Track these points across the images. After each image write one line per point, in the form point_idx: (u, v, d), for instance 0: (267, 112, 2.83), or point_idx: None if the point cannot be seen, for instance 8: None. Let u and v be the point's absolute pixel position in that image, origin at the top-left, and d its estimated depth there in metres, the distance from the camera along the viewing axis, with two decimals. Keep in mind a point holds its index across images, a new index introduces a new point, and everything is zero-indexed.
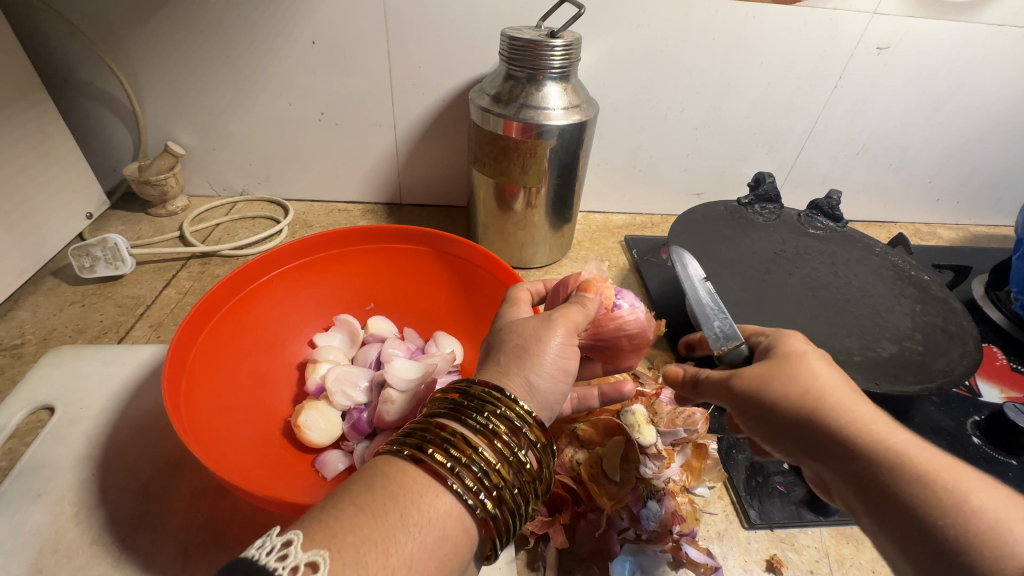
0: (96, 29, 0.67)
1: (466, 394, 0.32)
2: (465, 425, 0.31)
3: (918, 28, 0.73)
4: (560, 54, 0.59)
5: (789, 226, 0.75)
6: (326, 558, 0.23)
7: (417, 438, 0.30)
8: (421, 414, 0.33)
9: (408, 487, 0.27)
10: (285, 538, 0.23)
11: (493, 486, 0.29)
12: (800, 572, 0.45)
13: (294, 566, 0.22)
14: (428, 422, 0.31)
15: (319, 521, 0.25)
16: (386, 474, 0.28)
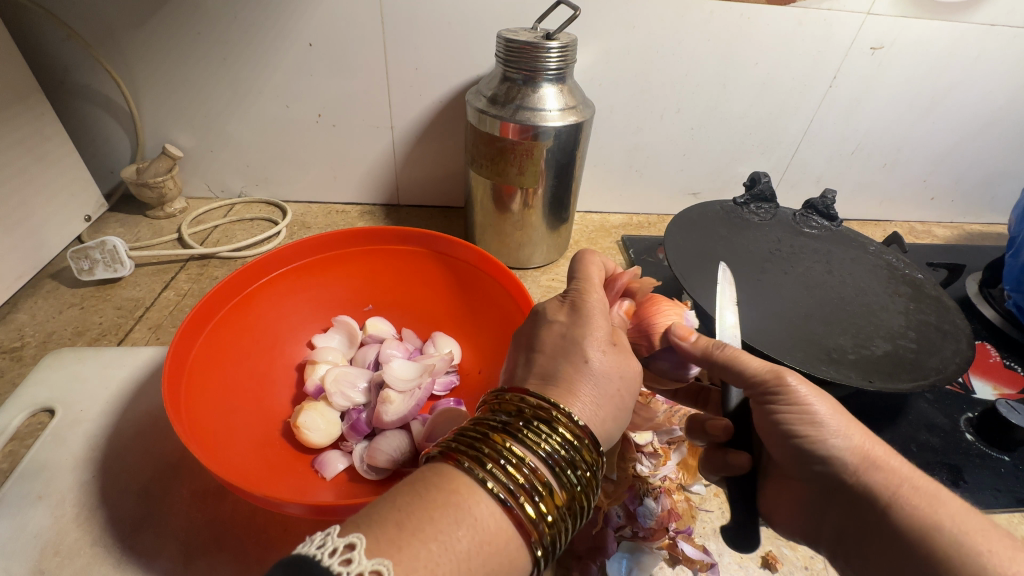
0: (92, 31, 0.67)
1: (557, 432, 0.31)
2: (547, 465, 0.30)
3: (912, 27, 0.74)
4: (555, 56, 0.59)
5: (784, 225, 0.75)
6: (390, 569, 0.23)
7: (508, 473, 0.28)
8: (505, 434, 0.31)
9: (493, 536, 0.27)
10: (348, 542, 0.24)
11: (560, 531, 0.29)
12: (795, 568, 0.46)
13: (359, 572, 0.23)
14: (513, 448, 0.30)
15: (395, 544, 0.24)
16: (470, 509, 0.27)
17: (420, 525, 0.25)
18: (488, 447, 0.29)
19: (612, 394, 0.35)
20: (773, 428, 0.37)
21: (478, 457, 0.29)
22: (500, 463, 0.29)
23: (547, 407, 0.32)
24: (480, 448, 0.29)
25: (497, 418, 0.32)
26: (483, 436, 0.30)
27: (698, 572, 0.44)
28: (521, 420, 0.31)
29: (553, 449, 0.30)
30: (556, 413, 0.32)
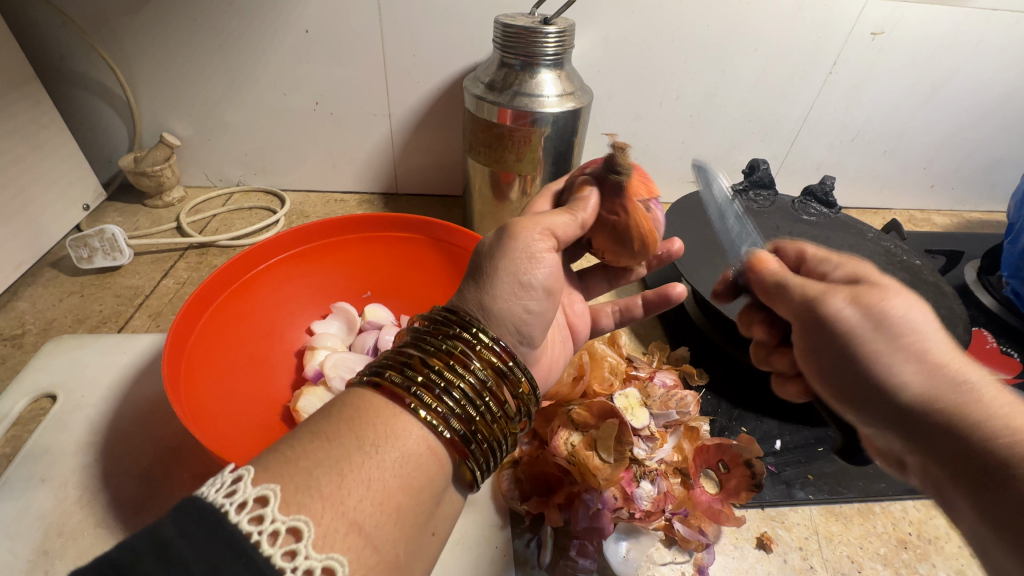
0: (87, 18, 0.66)
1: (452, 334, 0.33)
2: (449, 363, 0.31)
3: (913, 13, 0.73)
4: (553, 41, 0.59)
5: (783, 212, 0.75)
6: (276, 491, 0.23)
7: (405, 377, 0.30)
8: (407, 347, 0.33)
9: (377, 426, 0.27)
10: (234, 475, 0.23)
11: (473, 424, 0.30)
12: (790, 549, 0.46)
13: (242, 501, 0.22)
14: (413, 356, 0.31)
15: (284, 473, 0.24)
16: (363, 414, 0.28)
17: (305, 439, 0.26)
18: (389, 358, 0.31)
19: (520, 282, 0.36)
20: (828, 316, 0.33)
21: (378, 367, 0.31)
22: (398, 370, 0.30)
23: (445, 315, 0.34)
24: (382, 360, 0.31)
25: (405, 337, 0.34)
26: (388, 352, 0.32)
27: (693, 552, 0.45)
28: (424, 332, 0.33)
29: (453, 351, 0.32)
30: (450, 320, 0.33)
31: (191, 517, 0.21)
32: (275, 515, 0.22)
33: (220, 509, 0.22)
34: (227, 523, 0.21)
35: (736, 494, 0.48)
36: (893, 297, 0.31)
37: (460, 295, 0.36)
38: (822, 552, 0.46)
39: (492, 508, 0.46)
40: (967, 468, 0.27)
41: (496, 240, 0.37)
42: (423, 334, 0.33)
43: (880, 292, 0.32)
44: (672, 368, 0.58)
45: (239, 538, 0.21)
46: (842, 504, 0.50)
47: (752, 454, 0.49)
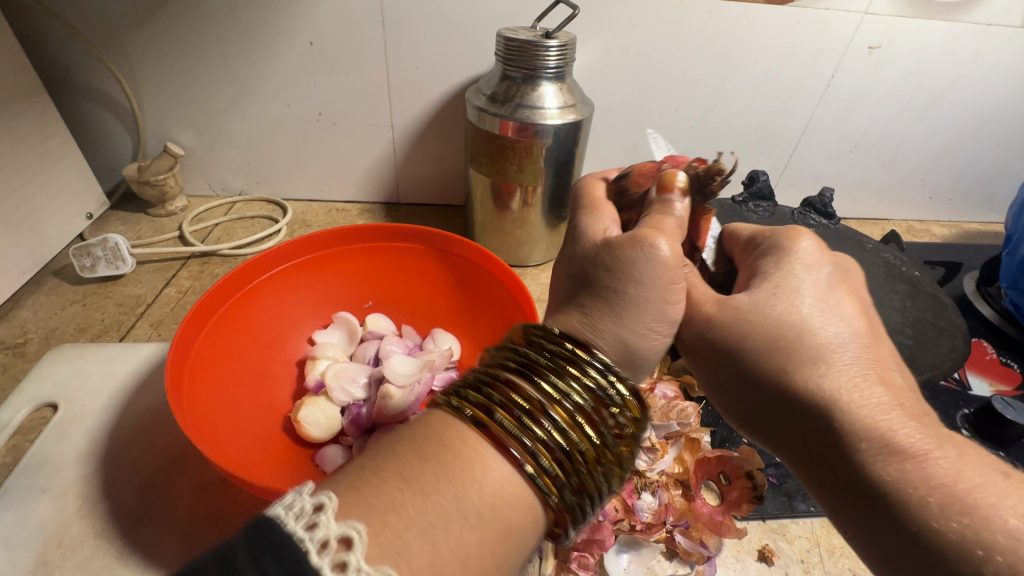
0: (95, 30, 0.67)
1: (557, 374, 0.30)
2: (557, 415, 0.28)
3: (909, 27, 0.74)
4: (554, 55, 0.60)
5: (783, 223, 0.73)
6: (361, 534, 0.22)
7: (524, 426, 0.27)
8: (508, 375, 0.30)
9: (466, 465, 0.26)
10: (317, 503, 0.23)
11: (585, 487, 0.28)
12: (791, 562, 0.46)
13: (324, 540, 0.21)
14: (528, 396, 0.28)
15: (368, 508, 0.23)
16: (452, 457, 0.26)
17: (396, 488, 0.24)
18: (498, 395, 0.28)
19: (660, 309, 0.35)
20: (760, 330, 0.34)
21: (486, 405, 0.28)
22: (512, 414, 0.27)
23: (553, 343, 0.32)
24: (490, 395, 0.28)
25: (514, 360, 0.31)
26: (496, 381, 0.29)
27: (694, 564, 0.45)
28: (537, 362, 0.31)
29: (567, 397, 0.29)
30: (571, 351, 0.31)
31: (268, 547, 0.21)
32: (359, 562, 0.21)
33: (299, 545, 0.21)
34: (307, 562, 0.20)
35: (738, 506, 0.48)
36: (793, 293, 0.35)
37: (592, 326, 0.34)
38: (823, 565, 0.46)
39: None
40: (852, 490, 0.30)
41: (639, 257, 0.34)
42: (539, 365, 0.30)
43: (777, 289, 0.35)
44: (670, 377, 0.58)
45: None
46: None
47: (754, 466, 0.48)
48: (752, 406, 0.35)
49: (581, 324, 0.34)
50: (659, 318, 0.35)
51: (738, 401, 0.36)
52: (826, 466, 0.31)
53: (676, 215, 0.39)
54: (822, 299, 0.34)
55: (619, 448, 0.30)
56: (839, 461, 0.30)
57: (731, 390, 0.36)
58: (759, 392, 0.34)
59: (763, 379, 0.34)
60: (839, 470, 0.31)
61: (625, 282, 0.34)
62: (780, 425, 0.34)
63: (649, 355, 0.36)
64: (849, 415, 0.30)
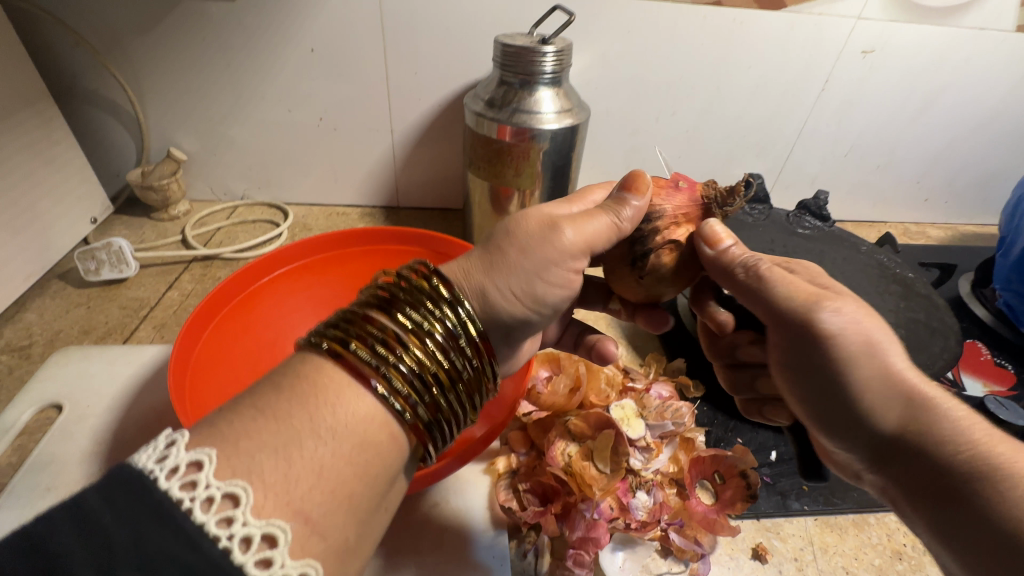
0: (99, 37, 0.68)
1: (417, 306, 0.31)
2: (416, 342, 0.30)
3: (901, 32, 0.75)
4: (551, 60, 0.61)
5: (778, 225, 0.74)
6: (246, 491, 0.22)
7: (373, 354, 0.28)
8: (359, 308, 0.31)
9: (324, 387, 0.27)
10: (193, 460, 0.22)
11: (440, 409, 0.30)
12: (785, 560, 0.46)
13: (209, 497, 0.21)
14: (383, 327, 0.29)
15: (234, 454, 0.23)
16: (310, 379, 0.27)
17: (248, 419, 0.25)
18: (355, 327, 0.29)
19: (526, 277, 0.36)
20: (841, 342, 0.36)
21: (343, 337, 0.29)
22: (367, 343, 0.28)
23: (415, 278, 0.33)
24: (346, 329, 0.29)
25: (375, 297, 0.32)
26: (353, 316, 0.30)
27: (689, 562, 0.46)
28: (400, 298, 0.31)
29: (421, 329, 0.30)
30: (435, 290, 0.32)
31: (137, 508, 0.20)
32: (246, 518, 0.21)
33: (179, 506, 0.21)
34: (188, 520, 0.21)
35: (732, 504, 0.48)
36: (874, 314, 0.37)
37: (468, 278, 0.35)
38: (817, 563, 0.47)
39: (487, 517, 0.47)
40: (941, 493, 0.31)
41: (536, 235, 0.36)
42: (400, 302, 0.31)
43: (857, 306, 0.37)
44: (667, 377, 0.59)
45: (202, 537, 0.21)
46: (837, 515, 0.50)
47: (747, 465, 0.49)
48: (835, 418, 0.37)
49: (466, 273, 0.35)
50: (526, 287, 0.36)
51: (828, 414, 0.38)
52: (917, 473, 0.33)
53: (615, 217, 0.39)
54: (877, 321, 0.36)
55: (468, 368, 0.32)
56: (923, 473, 0.32)
57: (819, 402, 0.38)
58: (841, 400, 0.36)
59: (841, 394, 0.36)
60: (928, 476, 0.32)
61: (512, 248, 0.36)
62: (867, 436, 0.35)
63: (511, 319, 0.36)
64: (934, 421, 0.32)
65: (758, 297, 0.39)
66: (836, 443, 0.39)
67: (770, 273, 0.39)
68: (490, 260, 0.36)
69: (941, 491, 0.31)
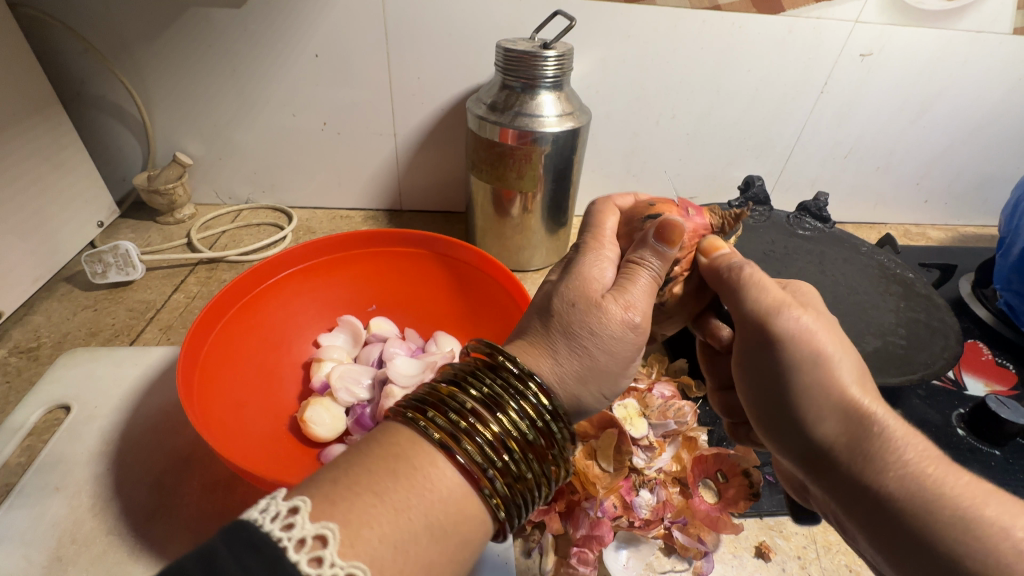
0: (107, 43, 0.69)
1: (517, 403, 0.31)
2: (517, 445, 0.30)
3: (898, 35, 0.76)
4: (552, 64, 0.61)
5: (778, 227, 0.75)
6: (335, 533, 0.23)
7: (482, 452, 0.28)
8: (465, 396, 0.31)
9: (433, 483, 0.27)
10: (291, 506, 0.23)
11: (526, 506, 0.31)
12: (788, 558, 0.47)
13: (301, 538, 0.22)
14: (490, 425, 0.30)
15: (341, 510, 0.24)
16: (412, 457, 0.28)
17: (366, 499, 0.25)
18: (464, 420, 0.29)
19: (600, 367, 0.35)
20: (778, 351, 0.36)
21: (453, 431, 0.29)
22: (476, 442, 0.29)
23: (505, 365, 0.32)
24: (455, 420, 0.29)
25: (478, 387, 0.31)
26: (460, 407, 0.30)
27: (692, 560, 0.46)
28: (500, 394, 0.31)
29: (519, 422, 0.31)
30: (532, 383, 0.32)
31: (243, 544, 0.22)
32: (335, 560, 0.22)
33: (277, 542, 0.22)
34: (285, 558, 0.22)
35: (735, 503, 0.48)
36: (823, 323, 0.36)
37: (555, 375, 0.34)
38: (820, 561, 0.47)
39: None
40: (863, 498, 0.32)
41: (619, 330, 0.35)
42: (502, 397, 0.31)
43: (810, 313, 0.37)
44: (669, 377, 0.59)
45: None
46: None
47: (751, 463, 0.49)
48: (782, 420, 0.37)
49: (545, 363, 0.34)
50: (613, 383, 0.36)
51: (776, 428, 0.38)
52: (846, 481, 0.33)
53: (652, 270, 0.38)
54: (825, 327, 0.36)
55: (551, 469, 0.32)
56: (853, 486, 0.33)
57: (767, 413, 0.39)
58: (781, 409, 0.37)
59: (788, 395, 0.36)
60: (853, 483, 0.33)
61: (593, 343, 0.34)
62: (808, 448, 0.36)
63: (595, 408, 0.38)
64: (863, 430, 0.33)
65: (734, 293, 0.40)
66: (779, 446, 0.39)
67: (754, 277, 0.39)
68: (576, 359, 0.34)
69: (871, 505, 0.32)
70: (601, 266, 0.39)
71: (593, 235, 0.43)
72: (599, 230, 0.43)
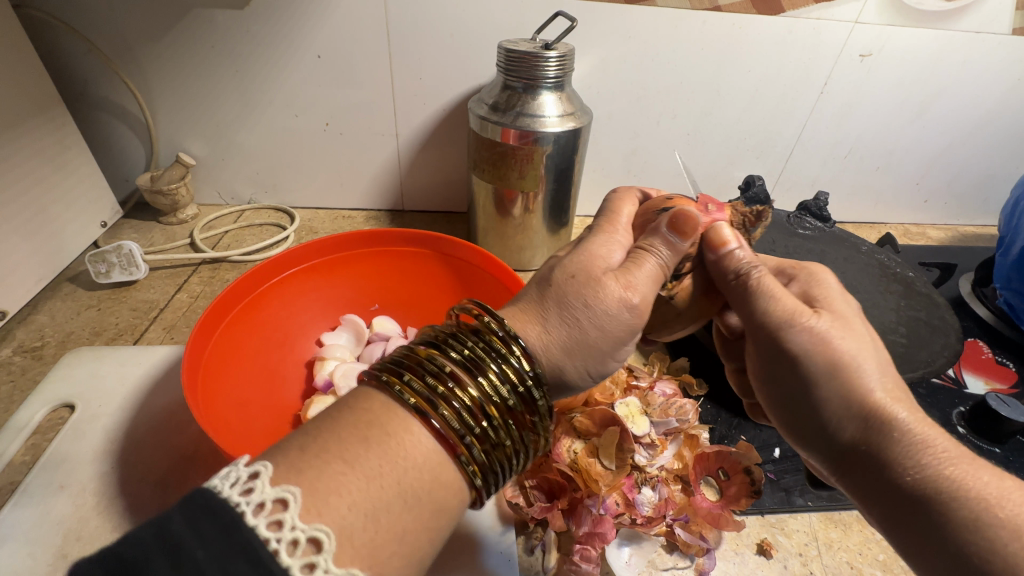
0: (110, 44, 0.70)
1: (497, 369, 0.31)
2: (494, 410, 0.30)
3: (898, 35, 0.76)
4: (553, 65, 0.62)
5: (778, 227, 0.75)
6: (296, 496, 0.23)
7: (457, 417, 0.29)
8: (443, 361, 0.31)
9: (406, 447, 0.27)
10: (252, 472, 0.24)
11: (503, 474, 0.31)
12: (790, 555, 0.47)
13: (260, 503, 0.23)
14: (468, 391, 0.30)
15: (306, 477, 0.25)
16: (383, 422, 0.28)
17: (332, 465, 0.25)
18: (441, 386, 0.30)
19: (589, 343, 0.35)
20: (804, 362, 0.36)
21: (429, 395, 0.29)
22: (453, 406, 0.29)
23: (487, 328, 0.33)
24: (433, 385, 0.30)
25: (457, 352, 0.32)
26: (438, 372, 0.30)
27: (695, 557, 0.46)
28: (481, 360, 0.32)
29: (496, 383, 0.31)
30: (511, 347, 0.32)
31: (201, 512, 0.22)
32: (295, 523, 0.22)
33: (235, 507, 0.22)
34: (242, 523, 0.22)
35: (736, 501, 0.49)
36: (845, 327, 0.37)
37: (544, 345, 0.34)
38: (821, 558, 0.47)
39: (494, 513, 0.47)
40: (903, 510, 0.32)
41: (614, 307, 0.35)
42: (482, 361, 0.31)
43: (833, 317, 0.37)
44: (670, 375, 0.59)
45: (255, 540, 0.21)
46: (840, 511, 0.51)
47: (752, 461, 0.49)
48: (808, 426, 0.37)
49: (538, 336, 0.34)
50: (602, 364, 0.36)
51: (804, 435, 0.38)
52: (880, 490, 0.33)
53: (660, 257, 0.38)
54: (849, 332, 0.36)
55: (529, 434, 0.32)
56: (887, 489, 0.33)
57: (793, 421, 0.39)
58: (809, 417, 0.37)
59: (815, 400, 0.36)
60: (892, 492, 0.33)
61: (588, 319, 0.34)
62: (839, 456, 0.36)
63: (581, 387, 0.37)
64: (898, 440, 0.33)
65: (746, 297, 0.40)
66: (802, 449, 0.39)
67: (764, 281, 0.40)
68: (566, 329, 0.34)
69: (909, 506, 0.32)
70: (611, 248, 0.39)
71: (607, 220, 0.43)
72: (614, 214, 0.44)
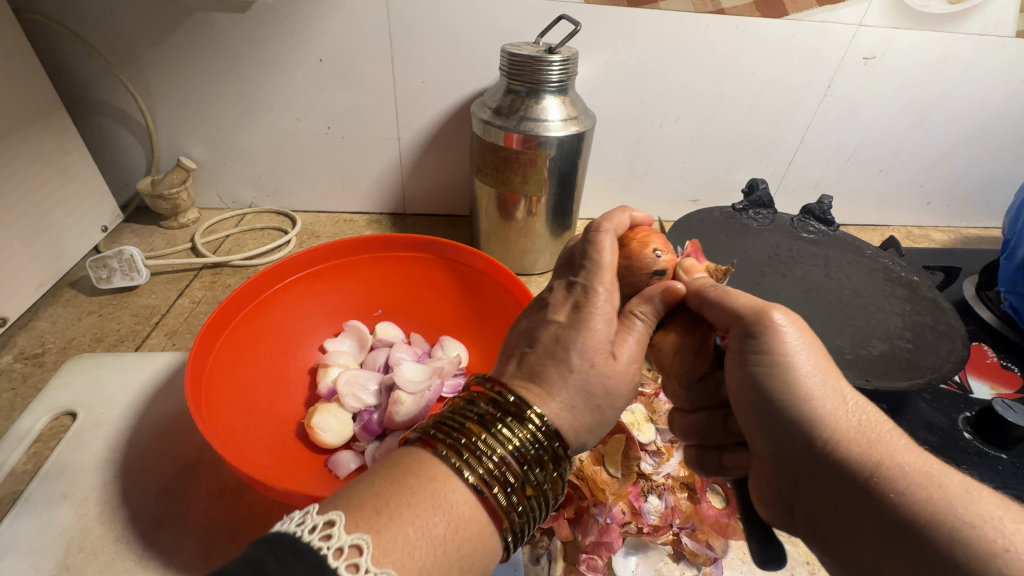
0: (111, 48, 0.69)
1: (541, 448, 0.31)
2: (535, 490, 0.31)
3: (902, 38, 0.76)
4: (557, 69, 0.61)
5: (782, 230, 0.75)
6: (370, 543, 0.24)
7: (509, 498, 0.29)
8: (492, 438, 0.30)
9: (462, 518, 0.27)
10: (327, 520, 0.24)
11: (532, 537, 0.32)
12: (797, 564, 0.47)
13: (338, 547, 0.23)
14: (517, 472, 0.30)
15: (373, 522, 0.25)
16: (429, 492, 0.27)
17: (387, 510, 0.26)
18: (496, 467, 0.29)
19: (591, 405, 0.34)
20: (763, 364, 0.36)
21: (486, 476, 0.29)
22: (506, 489, 0.29)
23: (533, 420, 0.31)
24: (488, 465, 0.29)
25: (505, 432, 0.31)
26: (490, 450, 0.30)
27: (701, 566, 0.45)
28: (525, 439, 0.31)
29: (539, 468, 0.31)
30: (544, 424, 0.31)
31: (285, 550, 0.23)
32: (369, 567, 0.23)
33: (317, 551, 0.23)
34: (325, 565, 0.23)
35: None
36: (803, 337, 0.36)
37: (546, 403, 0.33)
38: None
39: None
40: (875, 518, 0.29)
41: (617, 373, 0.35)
42: (526, 441, 0.31)
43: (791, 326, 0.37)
44: None
45: (332, 575, 0.22)
46: None
47: None
48: (776, 435, 0.35)
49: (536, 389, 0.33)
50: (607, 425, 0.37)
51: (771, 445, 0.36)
52: (848, 496, 0.31)
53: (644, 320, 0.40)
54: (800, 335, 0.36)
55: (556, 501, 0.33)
56: (832, 476, 0.32)
57: (763, 431, 0.36)
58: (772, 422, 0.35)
59: (777, 405, 0.35)
60: (860, 497, 0.30)
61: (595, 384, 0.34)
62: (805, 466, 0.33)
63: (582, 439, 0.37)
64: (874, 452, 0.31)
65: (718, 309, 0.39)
66: (756, 437, 0.37)
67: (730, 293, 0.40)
68: (589, 411, 0.34)
69: (858, 500, 0.30)
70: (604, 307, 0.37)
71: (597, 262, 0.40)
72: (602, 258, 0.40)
